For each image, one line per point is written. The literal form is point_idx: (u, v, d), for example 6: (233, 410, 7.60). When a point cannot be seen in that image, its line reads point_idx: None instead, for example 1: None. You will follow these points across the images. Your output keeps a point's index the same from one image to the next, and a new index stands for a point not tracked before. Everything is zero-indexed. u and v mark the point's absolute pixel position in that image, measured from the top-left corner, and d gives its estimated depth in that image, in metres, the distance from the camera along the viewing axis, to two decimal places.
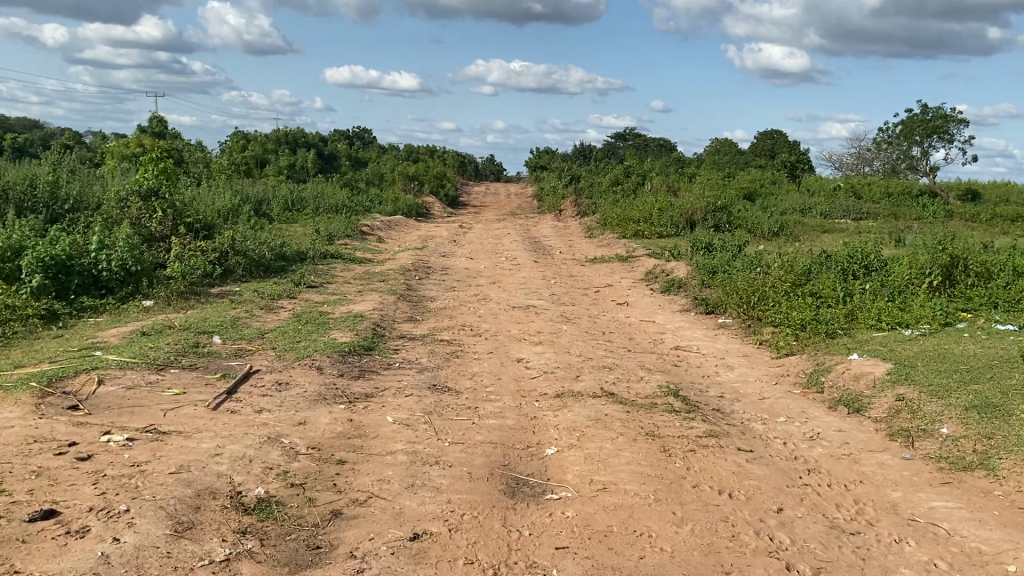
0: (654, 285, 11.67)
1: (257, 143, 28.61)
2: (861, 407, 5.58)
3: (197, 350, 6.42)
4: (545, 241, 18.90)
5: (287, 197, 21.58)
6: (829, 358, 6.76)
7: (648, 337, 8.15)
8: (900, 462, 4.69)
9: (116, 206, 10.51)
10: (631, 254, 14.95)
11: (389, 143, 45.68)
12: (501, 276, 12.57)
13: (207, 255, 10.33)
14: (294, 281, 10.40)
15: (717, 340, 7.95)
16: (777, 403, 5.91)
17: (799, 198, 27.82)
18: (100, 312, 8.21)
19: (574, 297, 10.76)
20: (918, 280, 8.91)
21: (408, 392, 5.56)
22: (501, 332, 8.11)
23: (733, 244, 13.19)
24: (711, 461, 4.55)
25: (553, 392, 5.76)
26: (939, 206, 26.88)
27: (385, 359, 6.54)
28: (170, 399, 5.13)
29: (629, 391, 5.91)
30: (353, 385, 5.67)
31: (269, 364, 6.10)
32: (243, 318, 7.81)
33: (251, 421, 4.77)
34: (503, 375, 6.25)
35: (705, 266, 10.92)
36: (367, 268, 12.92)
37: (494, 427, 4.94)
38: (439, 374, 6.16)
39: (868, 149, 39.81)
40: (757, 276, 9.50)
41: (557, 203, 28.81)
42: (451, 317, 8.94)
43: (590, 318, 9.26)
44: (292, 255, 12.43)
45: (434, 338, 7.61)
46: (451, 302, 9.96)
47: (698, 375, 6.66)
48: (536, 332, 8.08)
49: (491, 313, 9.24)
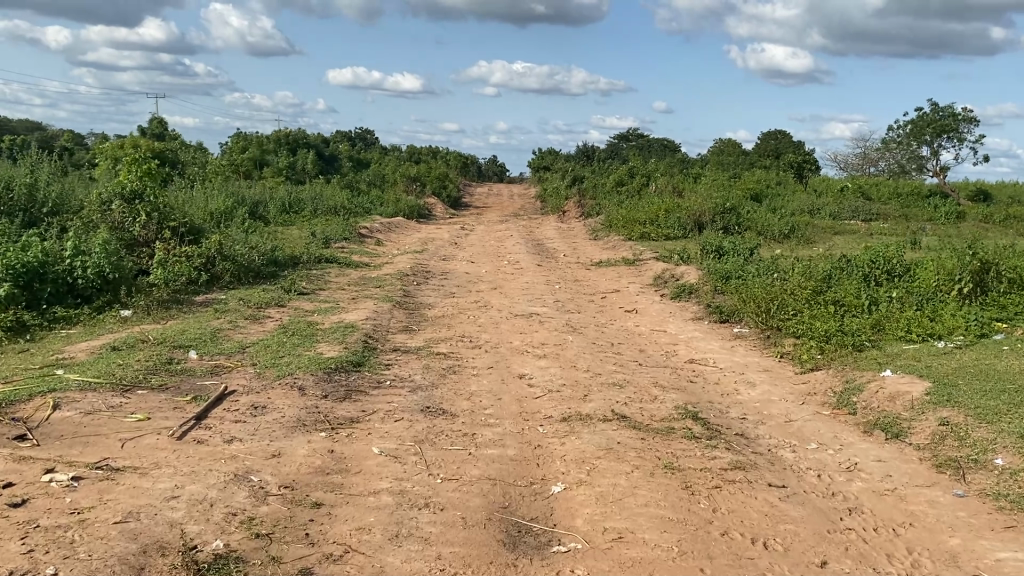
0: (664, 289, 11.13)
1: (256, 143, 28.12)
2: (900, 432, 5.02)
3: (170, 368, 5.89)
4: (549, 244, 18.35)
5: (284, 198, 21.06)
6: (859, 375, 6.20)
7: (660, 349, 7.59)
8: (953, 500, 4.12)
9: (97, 208, 9.98)
10: (638, 257, 14.42)
11: (392, 145, 45.23)
12: (503, 281, 12.05)
13: (192, 261, 9.83)
14: (284, 288, 9.88)
15: (735, 352, 7.40)
16: (806, 426, 5.35)
17: (807, 198, 27.28)
18: (73, 324, 7.69)
19: (580, 304, 10.21)
20: (946, 288, 8.36)
21: (398, 417, 5.02)
22: (502, 343, 7.57)
23: (744, 248, 12.65)
24: (739, 500, 4.01)
25: (559, 414, 5.21)
26: (950, 207, 26.33)
27: (376, 376, 6.00)
28: (131, 426, 4.59)
29: (643, 413, 5.36)
30: (337, 408, 5.13)
31: (247, 384, 5.56)
32: (225, 331, 7.27)
33: (218, 455, 4.22)
34: (503, 394, 5.70)
35: (718, 271, 10.37)
36: (363, 272, 12.40)
37: (493, 459, 4.39)
38: (434, 395, 5.61)
39: (875, 149, 39.25)
40: (775, 282, 8.94)
41: (561, 203, 28.28)
42: (450, 327, 8.40)
43: (597, 327, 8.71)
44: (285, 260, 11.92)
45: (431, 351, 7.06)
46: (450, 310, 9.43)
47: (716, 393, 6.11)
48: (540, 344, 7.53)
49: (492, 323, 8.69)
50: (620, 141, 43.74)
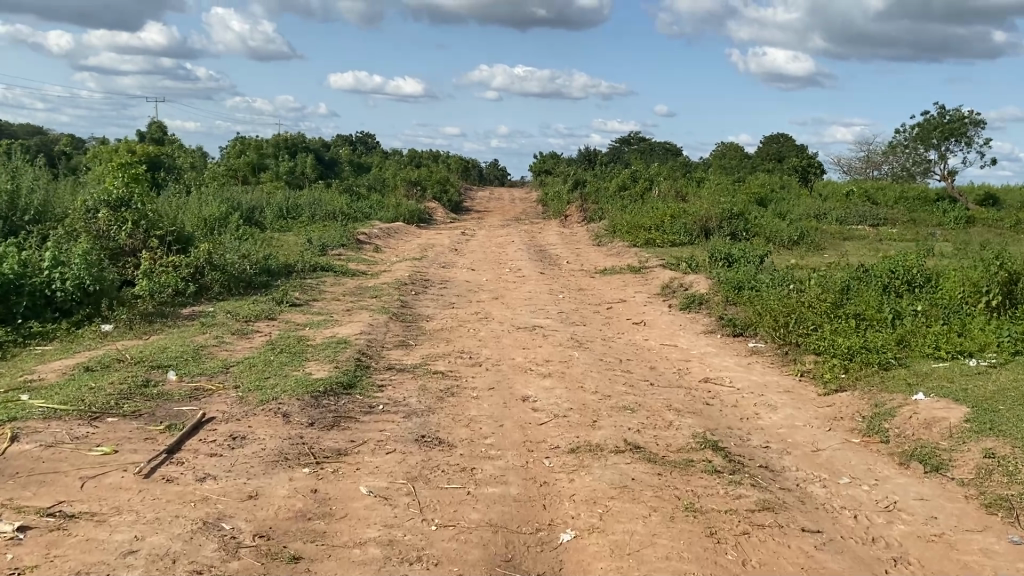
0: (672, 299, 10.70)
1: (255, 147, 27.70)
2: (940, 465, 4.58)
3: (145, 391, 5.44)
4: (551, 250, 17.93)
5: (282, 204, 20.65)
6: (889, 397, 5.76)
7: (672, 366, 7.14)
8: (1009, 548, 3.68)
9: (82, 216, 9.55)
10: (644, 264, 14.00)
11: (392, 149, 44.83)
12: (505, 291, 11.62)
13: (180, 272, 9.40)
14: (275, 299, 9.45)
15: (752, 370, 6.96)
16: (835, 457, 4.91)
17: (813, 203, 26.85)
18: (50, 340, 7.24)
19: (585, 316, 9.77)
20: (973, 300, 7.92)
21: (389, 449, 4.57)
22: (504, 360, 7.13)
23: (754, 256, 12.22)
24: (771, 549, 3.58)
25: (567, 444, 4.78)
26: (959, 211, 25.89)
27: (368, 400, 5.56)
28: (94, 462, 4.15)
29: (658, 442, 4.92)
30: (324, 439, 4.69)
31: (228, 411, 5.12)
32: (209, 348, 6.83)
33: (187, 497, 3.77)
34: (505, 420, 5.26)
35: (729, 281, 9.93)
36: (360, 281, 11.98)
37: (495, 500, 3.95)
38: (431, 421, 5.18)
39: (879, 152, 38.80)
40: (791, 293, 8.51)
41: (563, 208, 27.85)
42: (449, 342, 7.96)
43: (604, 341, 8.27)
44: (278, 269, 11.49)
45: (428, 370, 6.62)
46: (449, 323, 9.00)
47: (735, 418, 5.67)
48: (545, 361, 7.09)
49: (494, 337, 8.24)
50: (621, 144, 43.31)
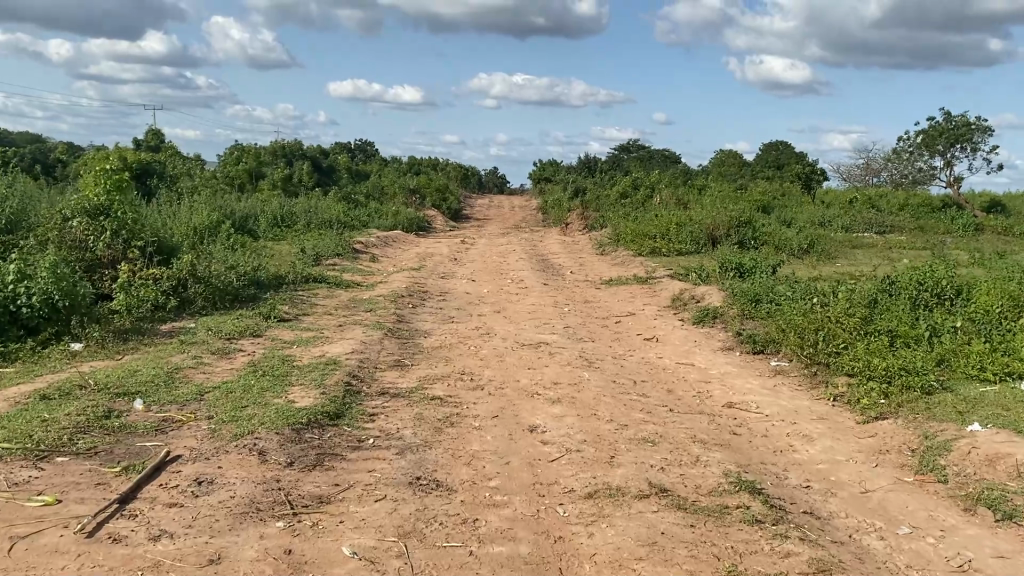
0: (684, 312, 10.11)
1: (251, 154, 27.11)
2: (1015, 512, 3.97)
3: (105, 424, 4.82)
4: (553, 259, 17.33)
5: (275, 212, 20.06)
6: (939, 428, 5.15)
7: (692, 390, 6.54)
8: None
9: (56, 225, 8.93)
10: (651, 274, 13.40)
11: (390, 157, 44.30)
12: (506, 303, 11.02)
13: (160, 285, 8.80)
14: (262, 313, 8.84)
15: (780, 394, 6.36)
16: (889, 500, 4.30)
17: (818, 210, 26.30)
18: (11, 361, 6.63)
19: (593, 331, 9.15)
20: (1014, 314, 7.31)
21: (378, 496, 3.96)
22: (508, 382, 6.51)
23: (767, 266, 11.63)
24: None
25: (583, 487, 4.18)
26: (968, 218, 25.33)
27: (356, 432, 4.96)
28: (31, 515, 3.54)
29: (686, 484, 4.32)
30: (303, 483, 4.08)
31: (196, 448, 4.51)
32: (184, 371, 6.22)
33: (135, 564, 3.17)
34: (512, 457, 4.65)
35: (745, 293, 9.34)
36: (354, 293, 11.36)
37: (502, 562, 3.35)
38: (427, 457, 4.57)
39: (880, 158, 38.27)
40: (815, 305, 7.92)
41: (563, 215, 27.25)
42: (448, 361, 7.35)
43: (615, 359, 7.66)
44: (267, 281, 10.89)
45: (425, 395, 6.00)
46: (448, 339, 8.40)
47: (769, 452, 5.07)
48: (553, 383, 6.47)
49: (496, 355, 7.63)
50: (621, 152, 42.83)
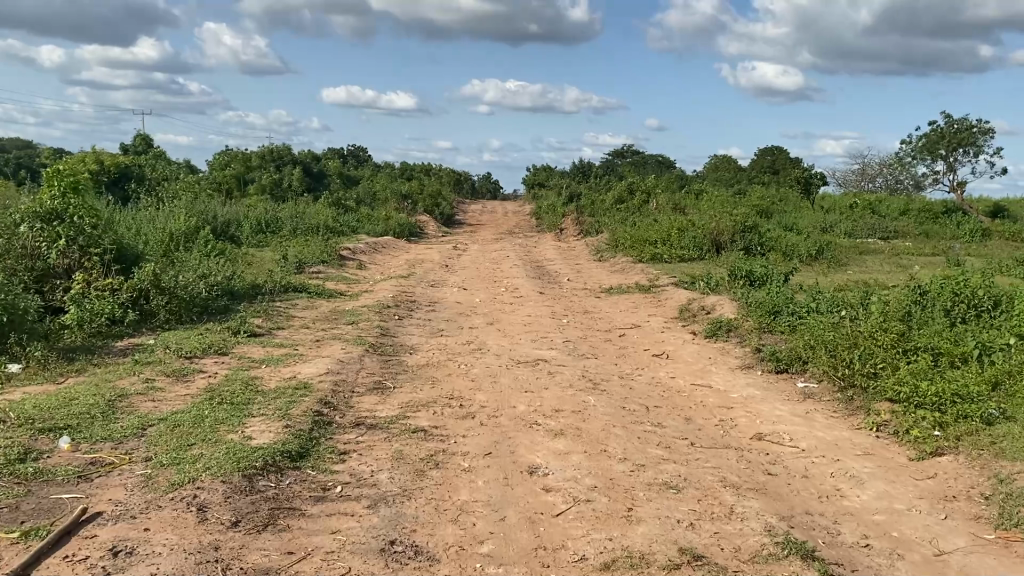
0: (693, 324, 9.33)
1: (239, 158, 26.25)
2: None
3: (15, 469, 3.98)
4: (549, 266, 16.52)
5: (260, 217, 19.23)
6: (1014, 469, 4.37)
7: (714, 418, 5.75)
8: None
9: (4, 231, 8.06)
10: (654, 283, 12.64)
11: (383, 162, 43.52)
12: (501, 314, 10.22)
13: (119, 297, 7.98)
14: (231, 328, 8.03)
15: (814, 423, 5.58)
16: (973, 566, 3.51)
17: (818, 215, 25.63)
18: None
19: (596, 346, 8.34)
20: None
21: (341, 570, 3.16)
22: (503, 410, 5.71)
23: (780, 275, 10.86)
24: None
25: (598, 556, 3.38)
26: (973, 224, 24.68)
27: (322, 479, 4.15)
28: None
29: (724, 549, 3.52)
30: (248, 552, 3.27)
31: (122, 502, 3.69)
32: (129, 399, 5.39)
33: None
34: (509, 511, 3.86)
35: (762, 304, 8.57)
36: (337, 304, 10.55)
37: None
38: (406, 512, 3.77)
39: (877, 164, 37.70)
40: (844, 319, 7.14)
41: (559, 220, 26.52)
42: (435, 383, 6.53)
43: (622, 380, 6.86)
44: (241, 291, 10.07)
45: (406, 426, 5.19)
46: (437, 356, 7.59)
47: (814, 499, 4.29)
48: (554, 411, 5.66)
49: (489, 375, 6.82)
50: (616, 157, 42.18)
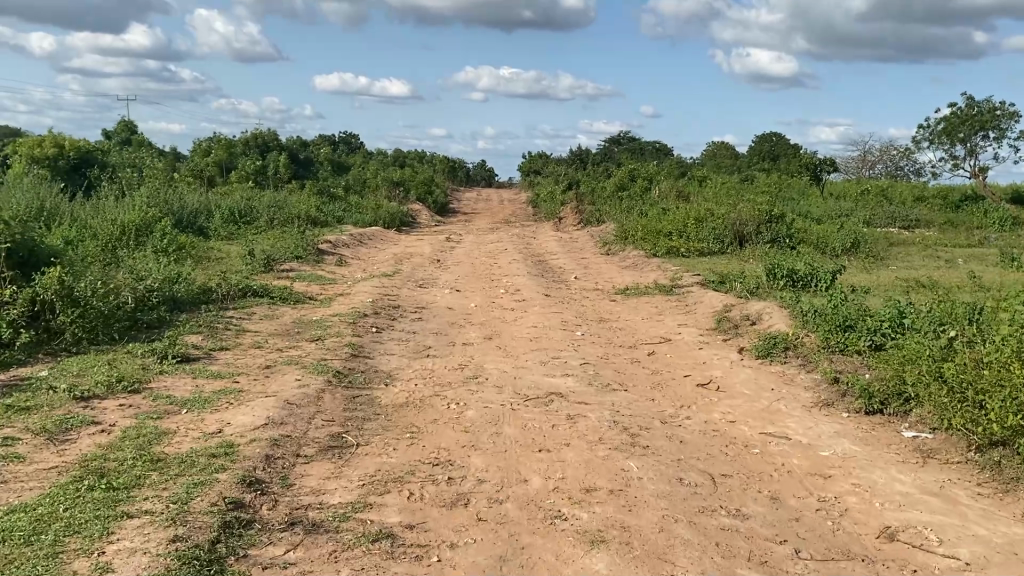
0: (736, 339, 7.60)
1: (221, 144, 24.37)
2: None
3: None
4: (552, 261, 14.78)
5: (233, 205, 17.40)
6: None
7: (814, 498, 4.01)
8: None
9: None
10: (676, 281, 10.93)
11: (376, 151, 41.63)
12: (501, 325, 8.47)
13: (11, 313, 6.20)
14: (157, 352, 6.26)
15: (965, 509, 3.85)
16: None
17: (834, 203, 23.91)
18: None
19: (622, 371, 6.59)
20: None
21: None
22: (510, 487, 3.96)
23: (827, 274, 9.14)
24: None
25: None
26: (1001, 211, 22.94)
27: None
28: None
29: None
30: None
31: None
32: None
33: None
34: None
35: (825, 314, 6.84)
36: (304, 312, 8.78)
37: None
38: None
39: (882, 150, 36.01)
40: (953, 341, 5.40)
41: (557, 209, 24.79)
42: (416, 436, 4.78)
43: (668, 427, 5.11)
44: (186, 298, 8.30)
45: (366, 528, 3.43)
46: (421, 389, 5.83)
47: None
48: (586, 491, 3.91)
49: (490, 422, 5.06)
50: (613, 144, 40.42)
